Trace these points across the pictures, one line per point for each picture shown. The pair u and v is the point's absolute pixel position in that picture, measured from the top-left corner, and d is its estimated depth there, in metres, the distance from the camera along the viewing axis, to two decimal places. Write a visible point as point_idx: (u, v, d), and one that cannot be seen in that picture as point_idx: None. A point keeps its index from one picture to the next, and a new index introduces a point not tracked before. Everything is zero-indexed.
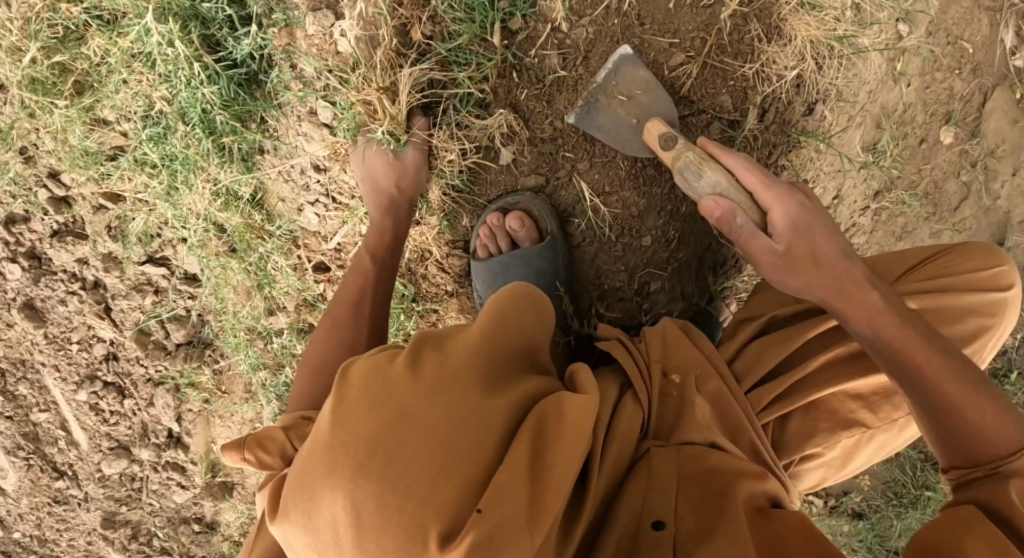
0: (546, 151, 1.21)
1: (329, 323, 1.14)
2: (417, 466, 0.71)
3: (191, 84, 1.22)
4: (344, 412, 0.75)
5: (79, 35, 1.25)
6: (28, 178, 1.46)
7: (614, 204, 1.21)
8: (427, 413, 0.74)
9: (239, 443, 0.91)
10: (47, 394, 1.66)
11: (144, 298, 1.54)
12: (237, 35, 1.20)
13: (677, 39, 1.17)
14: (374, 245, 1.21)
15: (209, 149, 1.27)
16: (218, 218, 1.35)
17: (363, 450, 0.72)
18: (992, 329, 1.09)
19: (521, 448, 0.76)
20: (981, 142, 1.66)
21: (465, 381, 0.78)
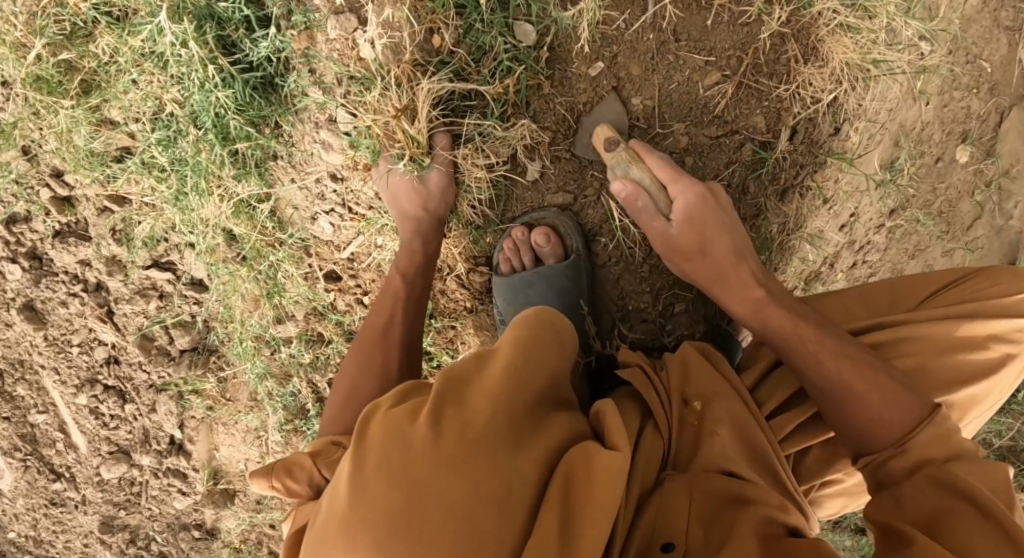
0: (575, 167, 1.19)
1: (362, 345, 1.13)
2: (439, 545, 0.70)
3: (205, 87, 1.18)
4: (364, 481, 0.74)
5: (87, 33, 1.21)
6: (31, 177, 1.42)
7: None
8: (450, 483, 0.73)
9: (269, 470, 0.93)
10: (45, 395, 1.63)
11: (148, 303, 1.51)
12: (254, 37, 1.17)
13: (712, 57, 1.15)
14: (405, 265, 1.18)
15: (222, 155, 1.23)
16: (228, 225, 1.31)
17: (385, 527, 0.71)
18: (1015, 357, 1.08)
19: (550, 514, 0.75)
20: (997, 162, 1.64)
21: (485, 446, 0.76)
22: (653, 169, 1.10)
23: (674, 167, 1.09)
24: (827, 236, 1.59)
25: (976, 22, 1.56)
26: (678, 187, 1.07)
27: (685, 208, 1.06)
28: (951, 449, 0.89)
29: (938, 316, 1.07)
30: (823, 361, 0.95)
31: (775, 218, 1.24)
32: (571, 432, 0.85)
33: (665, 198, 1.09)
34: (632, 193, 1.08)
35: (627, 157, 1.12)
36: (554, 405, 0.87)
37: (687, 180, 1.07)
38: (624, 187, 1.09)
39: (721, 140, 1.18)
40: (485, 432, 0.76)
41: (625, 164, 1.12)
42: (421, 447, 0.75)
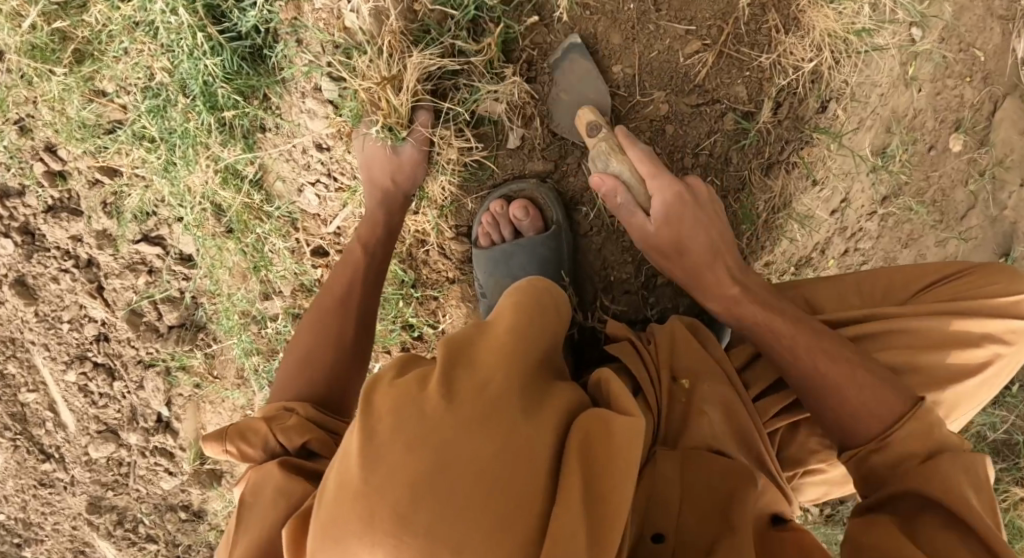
0: (557, 138, 1.19)
1: (321, 312, 1.13)
2: (461, 525, 0.66)
3: (193, 55, 1.19)
4: (377, 453, 0.70)
5: (81, 3, 1.22)
6: (24, 151, 1.44)
7: None
8: (470, 449, 0.69)
9: (220, 435, 0.94)
10: (36, 373, 1.64)
11: (138, 278, 1.51)
12: (243, 6, 1.17)
13: (693, 26, 1.15)
14: (369, 233, 1.18)
15: (210, 124, 1.24)
16: (215, 196, 1.32)
17: (404, 498, 0.67)
18: (1003, 358, 1.07)
19: (572, 473, 0.71)
20: (990, 151, 1.64)
21: (507, 415, 0.72)
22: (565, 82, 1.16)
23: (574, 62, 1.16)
24: (818, 221, 1.58)
25: (969, 9, 1.56)
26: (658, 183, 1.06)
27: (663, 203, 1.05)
28: (934, 442, 0.89)
29: (935, 307, 1.06)
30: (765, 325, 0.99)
31: (759, 192, 1.24)
32: (580, 397, 0.82)
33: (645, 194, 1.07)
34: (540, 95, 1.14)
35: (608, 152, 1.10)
36: (556, 373, 0.83)
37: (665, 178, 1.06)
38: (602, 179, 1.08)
39: (702, 109, 1.19)
40: (504, 402, 0.73)
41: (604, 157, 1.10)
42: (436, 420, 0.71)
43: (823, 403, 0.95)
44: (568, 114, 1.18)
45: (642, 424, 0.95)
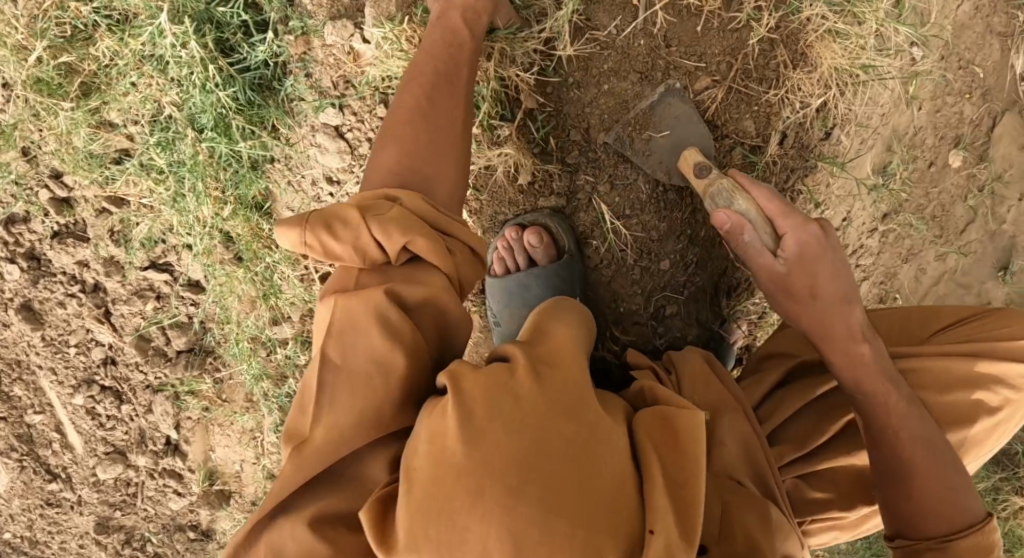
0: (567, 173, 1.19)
1: (388, 149, 0.96)
2: (565, 501, 0.68)
3: (205, 87, 1.18)
4: (473, 433, 0.71)
5: (88, 36, 1.22)
6: (30, 178, 1.43)
7: (635, 227, 1.19)
8: (564, 432, 0.72)
9: (305, 224, 0.88)
10: (42, 396, 1.64)
11: (145, 304, 1.51)
12: (252, 41, 1.18)
13: (703, 62, 1.16)
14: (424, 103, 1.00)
15: (220, 158, 1.25)
16: (224, 226, 1.32)
17: (511, 472, 0.68)
18: (1014, 405, 1.07)
19: (653, 458, 0.74)
20: (989, 166, 1.66)
21: (580, 431, 0.72)
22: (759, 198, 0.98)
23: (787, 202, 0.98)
24: None
25: (968, 28, 1.58)
26: (787, 225, 0.96)
27: (798, 247, 0.96)
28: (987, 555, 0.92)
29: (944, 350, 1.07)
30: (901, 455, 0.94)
31: None
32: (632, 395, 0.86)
33: (769, 232, 0.97)
34: (736, 226, 0.96)
35: (731, 188, 1.01)
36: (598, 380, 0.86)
37: (797, 219, 0.96)
38: (725, 215, 0.98)
39: None
40: (579, 418, 0.73)
41: (728, 193, 1.01)
42: (530, 428, 0.71)
43: (881, 454, 0.96)
44: (665, 152, 1.15)
45: None
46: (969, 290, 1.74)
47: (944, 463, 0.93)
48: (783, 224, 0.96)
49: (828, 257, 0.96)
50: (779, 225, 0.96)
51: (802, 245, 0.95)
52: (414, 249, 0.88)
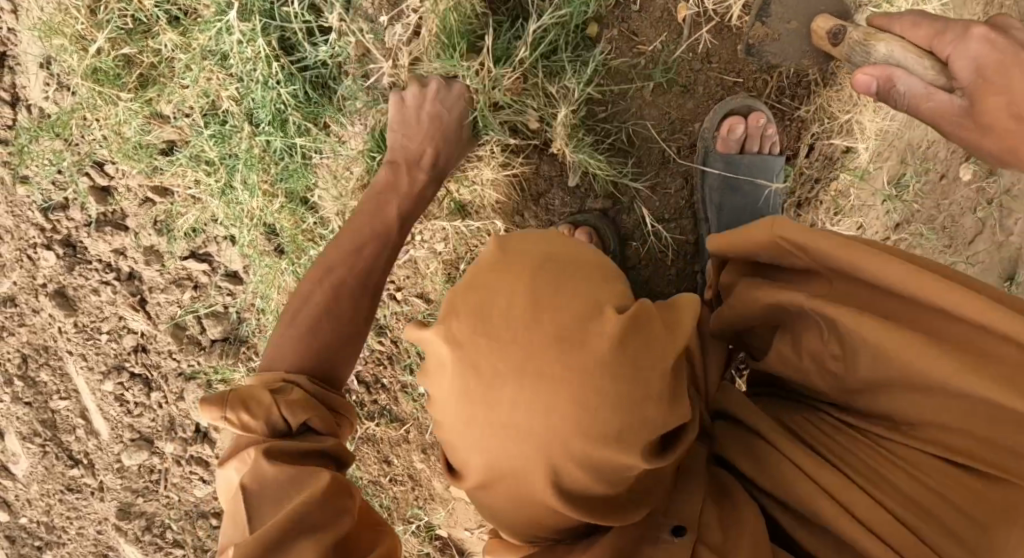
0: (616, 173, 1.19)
1: (294, 336, 1.00)
2: (567, 291, 0.78)
3: (267, 84, 1.23)
4: (510, 249, 0.83)
5: (147, 28, 1.25)
6: (73, 165, 1.46)
7: (673, 229, 1.22)
8: (587, 256, 0.83)
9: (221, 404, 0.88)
10: (69, 381, 1.66)
11: (183, 293, 1.55)
12: (314, 41, 1.23)
13: (740, 78, 1.18)
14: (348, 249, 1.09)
15: (274, 150, 1.29)
16: (270, 217, 1.35)
17: (533, 264, 0.80)
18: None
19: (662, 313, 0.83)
20: (998, 180, 1.78)
21: (588, 270, 0.81)
22: (908, 37, 0.90)
23: (937, 23, 0.88)
24: None
25: None
26: (950, 43, 0.84)
27: (968, 61, 0.82)
28: None
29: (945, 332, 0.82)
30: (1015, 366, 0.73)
31: None
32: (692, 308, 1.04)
33: (929, 68, 0.87)
34: (886, 78, 0.88)
35: (864, 39, 0.95)
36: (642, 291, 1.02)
37: (960, 31, 0.84)
38: (867, 75, 0.90)
39: None
40: (587, 263, 0.82)
41: (863, 45, 0.95)
42: (551, 250, 0.82)
43: None
44: (801, 43, 1.09)
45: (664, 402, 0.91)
46: None
47: None
48: (945, 48, 0.85)
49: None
50: (942, 49, 0.85)
51: (977, 61, 0.81)
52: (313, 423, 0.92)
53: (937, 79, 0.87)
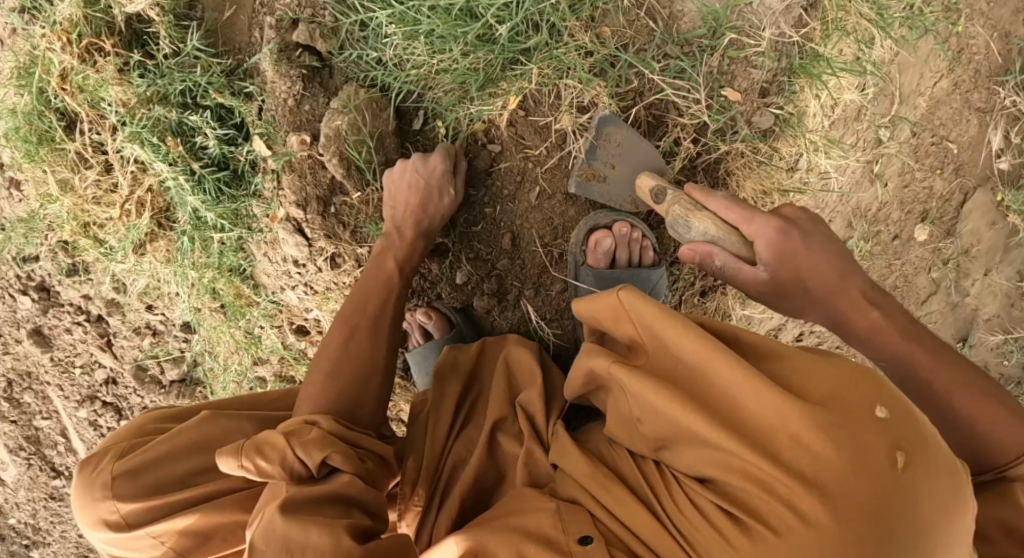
0: (493, 266, 1.25)
1: (323, 369, 1.08)
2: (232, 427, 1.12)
3: (180, 188, 1.30)
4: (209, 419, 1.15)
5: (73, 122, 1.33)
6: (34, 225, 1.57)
7: (556, 327, 1.26)
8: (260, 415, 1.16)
9: (238, 450, 0.97)
10: (49, 403, 1.82)
11: (143, 339, 1.66)
12: (224, 143, 1.28)
13: None
14: (365, 281, 1.17)
15: (207, 236, 1.38)
16: (211, 286, 1.45)
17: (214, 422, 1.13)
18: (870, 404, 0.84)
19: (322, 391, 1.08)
20: (955, 241, 1.77)
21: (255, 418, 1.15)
22: (719, 214, 1.01)
23: (747, 209, 0.98)
24: None
25: (946, 104, 1.68)
26: (754, 228, 0.96)
27: (769, 245, 0.95)
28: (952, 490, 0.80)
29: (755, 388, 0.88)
30: (787, 426, 0.81)
31: (693, 312, 1.35)
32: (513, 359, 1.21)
33: (743, 245, 0.98)
34: (705, 255, 0.99)
35: (685, 213, 1.04)
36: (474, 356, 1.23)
37: (761, 218, 0.96)
38: (690, 251, 1.00)
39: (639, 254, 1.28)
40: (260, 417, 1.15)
41: (684, 218, 1.04)
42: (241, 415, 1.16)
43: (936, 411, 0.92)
44: (625, 185, 1.17)
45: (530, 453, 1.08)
46: None
47: (862, 422, 0.81)
48: (751, 233, 0.97)
49: (804, 242, 0.94)
50: (747, 231, 0.97)
51: (773, 245, 0.95)
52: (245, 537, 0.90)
53: (741, 251, 0.99)
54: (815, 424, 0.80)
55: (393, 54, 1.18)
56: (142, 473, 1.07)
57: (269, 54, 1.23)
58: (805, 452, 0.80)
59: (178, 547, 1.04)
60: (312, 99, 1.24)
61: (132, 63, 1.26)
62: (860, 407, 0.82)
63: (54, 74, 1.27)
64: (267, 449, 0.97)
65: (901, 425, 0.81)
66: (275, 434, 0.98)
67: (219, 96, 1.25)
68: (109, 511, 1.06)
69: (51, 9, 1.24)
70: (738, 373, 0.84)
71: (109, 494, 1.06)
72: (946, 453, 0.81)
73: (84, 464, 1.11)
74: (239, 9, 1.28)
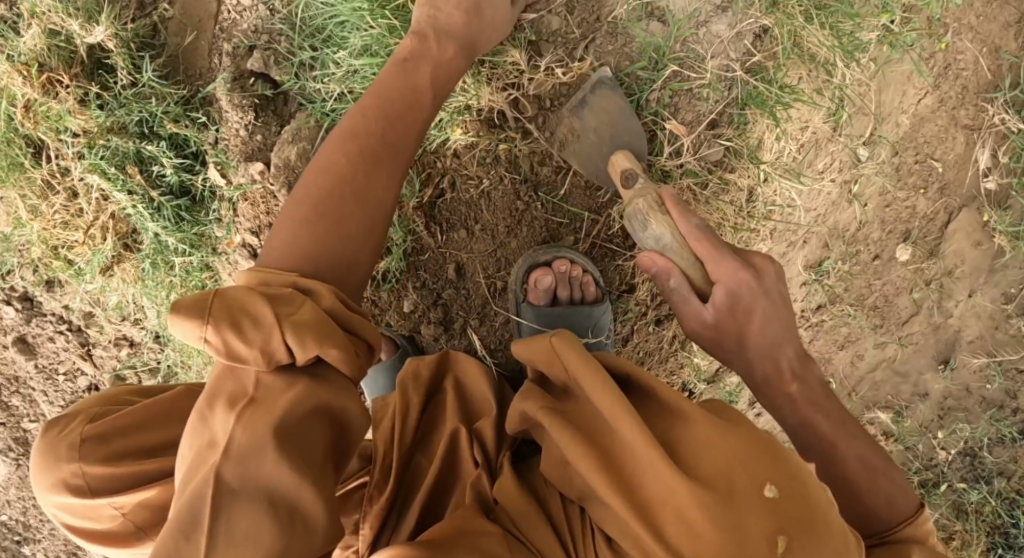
0: (434, 292, 1.30)
1: (310, 226, 0.98)
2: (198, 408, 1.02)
3: (142, 217, 1.39)
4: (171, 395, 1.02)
5: (40, 151, 1.40)
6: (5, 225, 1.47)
7: (500, 356, 1.30)
8: None
9: (202, 317, 0.87)
10: (36, 406, 1.64)
11: (120, 350, 1.58)
12: (181, 172, 1.38)
13: (566, 220, 1.26)
14: (392, 88, 1.08)
15: (172, 252, 1.42)
16: (180, 303, 1.47)
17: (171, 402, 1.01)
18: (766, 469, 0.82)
19: (300, 243, 0.97)
20: (939, 262, 1.67)
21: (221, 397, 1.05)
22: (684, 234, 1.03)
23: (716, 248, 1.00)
24: None
25: (929, 121, 1.60)
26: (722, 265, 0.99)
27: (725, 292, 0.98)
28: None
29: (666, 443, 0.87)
30: (675, 504, 0.81)
31: (647, 341, 1.34)
32: (473, 378, 1.15)
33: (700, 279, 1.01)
34: (663, 270, 1.02)
35: (646, 211, 1.08)
36: (430, 377, 1.16)
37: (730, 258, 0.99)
38: (649, 257, 1.03)
39: None
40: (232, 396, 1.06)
41: (644, 216, 1.08)
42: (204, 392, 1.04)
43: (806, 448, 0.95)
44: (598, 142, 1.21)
45: (475, 482, 1.02)
46: (906, 380, 1.75)
47: (745, 503, 0.80)
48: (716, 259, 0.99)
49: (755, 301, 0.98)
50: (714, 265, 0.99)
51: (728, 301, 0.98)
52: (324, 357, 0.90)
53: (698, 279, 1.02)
54: (698, 503, 0.80)
55: (336, 89, 1.32)
56: (111, 440, 0.96)
57: (224, 84, 1.34)
58: (683, 524, 0.80)
59: (141, 523, 0.95)
60: (264, 128, 1.36)
61: (90, 94, 1.35)
62: (747, 487, 0.81)
63: (18, 105, 1.36)
64: (244, 319, 0.88)
65: (788, 510, 0.80)
66: (255, 306, 0.89)
67: (175, 126, 1.36)
68: (71, 474, 0.95)
69: (16, 40, 1.34)
70: (640, 437, 0.84)
71: (76, 455, 0.95)
72: (835, 537, 0.80)
73: (50, 424, 1.00)
74: (200, 34, 1.40)
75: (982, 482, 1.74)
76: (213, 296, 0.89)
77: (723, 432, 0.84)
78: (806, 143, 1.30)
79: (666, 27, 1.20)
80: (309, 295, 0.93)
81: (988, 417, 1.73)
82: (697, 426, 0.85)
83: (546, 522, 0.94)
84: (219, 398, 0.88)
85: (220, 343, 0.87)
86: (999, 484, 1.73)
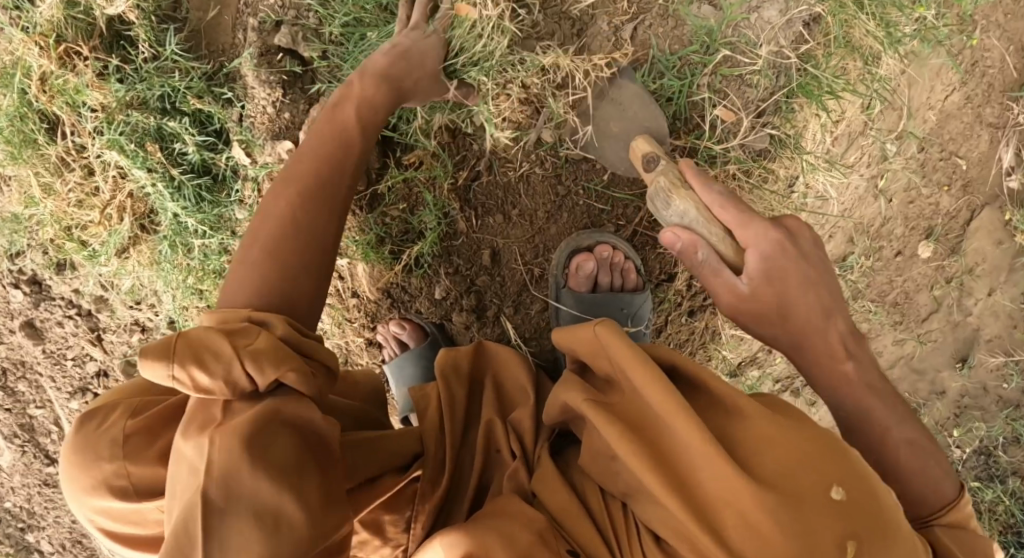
0: (468, 276, 1.28)
1: (263, 249, 0.98)
2: None
3: (162, 197, 1.35)
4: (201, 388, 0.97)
5: (55, 127, 1.35)
6: (16, 206, 1.43)
7: (533, 345, 1.28)
8: None
9: (164, 354, 0.85)
10: (42, 392, 1.59)
11: (132, 335, 1.52)
12: (202, 152, 1.34)
13: (608, 207, 1.23)
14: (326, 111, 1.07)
15: (192, 233, 1.37)
16: (197, 287, 1.42)
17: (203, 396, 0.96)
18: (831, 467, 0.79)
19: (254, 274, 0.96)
20: (960, 260, 1.67)
21: None
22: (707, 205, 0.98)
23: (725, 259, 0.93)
24: None
25: (956, 118, 1.59)
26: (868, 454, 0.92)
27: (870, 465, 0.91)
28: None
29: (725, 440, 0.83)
30: (739, 507, 0.78)
31: (679, 332, 1.33)
32: (508, 370, 1.11)
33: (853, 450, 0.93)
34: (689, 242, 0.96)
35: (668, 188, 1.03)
36: (467, 375, 1.11)
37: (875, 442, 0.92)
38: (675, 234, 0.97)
39: None
40: None
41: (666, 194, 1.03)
42: None
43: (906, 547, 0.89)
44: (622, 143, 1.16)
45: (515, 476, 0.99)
46: (923, 377, 1.74)
47: (812, 498, 0.78)
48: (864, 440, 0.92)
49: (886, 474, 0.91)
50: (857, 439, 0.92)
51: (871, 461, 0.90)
52: (284, 382, 0.88)
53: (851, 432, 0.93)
54: (763, 505, 0.77)
55: None
56: (158, 437, 0.91)
57: (250, 59, 1.30)
58: (746, 526, 0.78)
59: None
60: (292, 105, 1.32)
61: (110, 67, 1.31)
62: (815, 488, 0.78)
63: (33, 78, 1.30)
64: (203, 354, 0.86)
65: (855, 512, 0.77)
66: (219, 340, 0.87)
67: (199, 102, 1.31)
68: (113, 476, 0.89)
69: (33, 11, 1.29)
70: (693, 434, 0.80)
71: (119, 455, 0.89)
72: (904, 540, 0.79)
73: (83, 418, 0.92)
74: (223, 10, 1.36)
75: (996, 481, 1.73)
76: (171, 337, 0.86)
77: (785, 427, 0.81)
78: (844, 135, 1.28)
79: (718, 12, 1.17)
80: (263, 325, 0.92)
81: (1004, 415, 1.72)
82: (758, 421, 0.82)
83: (585, 515, 0.91)
84: (188, 427, 0.85)
85: (181, 378, 0.85)
86: (1013, 483, 1.72)
